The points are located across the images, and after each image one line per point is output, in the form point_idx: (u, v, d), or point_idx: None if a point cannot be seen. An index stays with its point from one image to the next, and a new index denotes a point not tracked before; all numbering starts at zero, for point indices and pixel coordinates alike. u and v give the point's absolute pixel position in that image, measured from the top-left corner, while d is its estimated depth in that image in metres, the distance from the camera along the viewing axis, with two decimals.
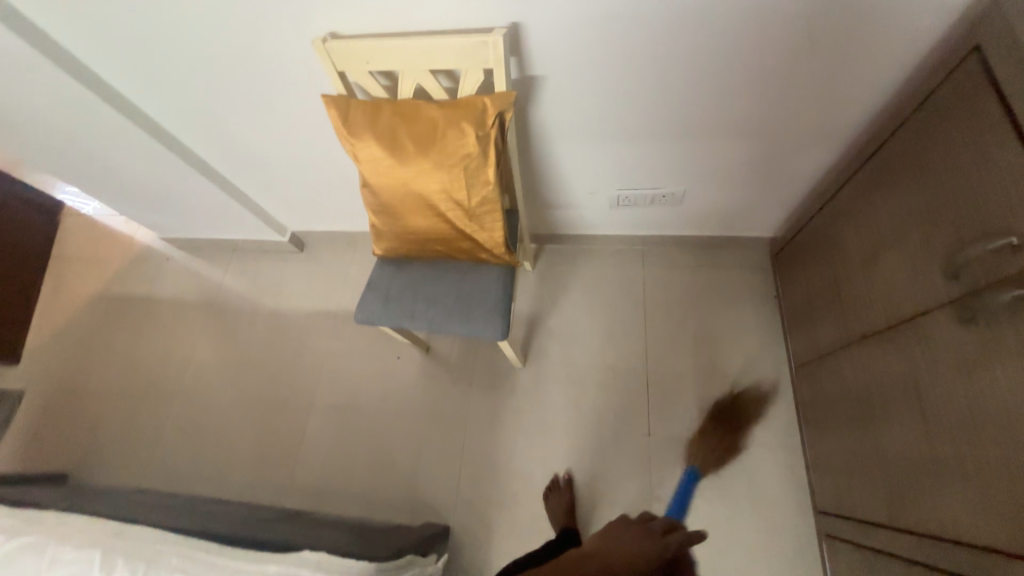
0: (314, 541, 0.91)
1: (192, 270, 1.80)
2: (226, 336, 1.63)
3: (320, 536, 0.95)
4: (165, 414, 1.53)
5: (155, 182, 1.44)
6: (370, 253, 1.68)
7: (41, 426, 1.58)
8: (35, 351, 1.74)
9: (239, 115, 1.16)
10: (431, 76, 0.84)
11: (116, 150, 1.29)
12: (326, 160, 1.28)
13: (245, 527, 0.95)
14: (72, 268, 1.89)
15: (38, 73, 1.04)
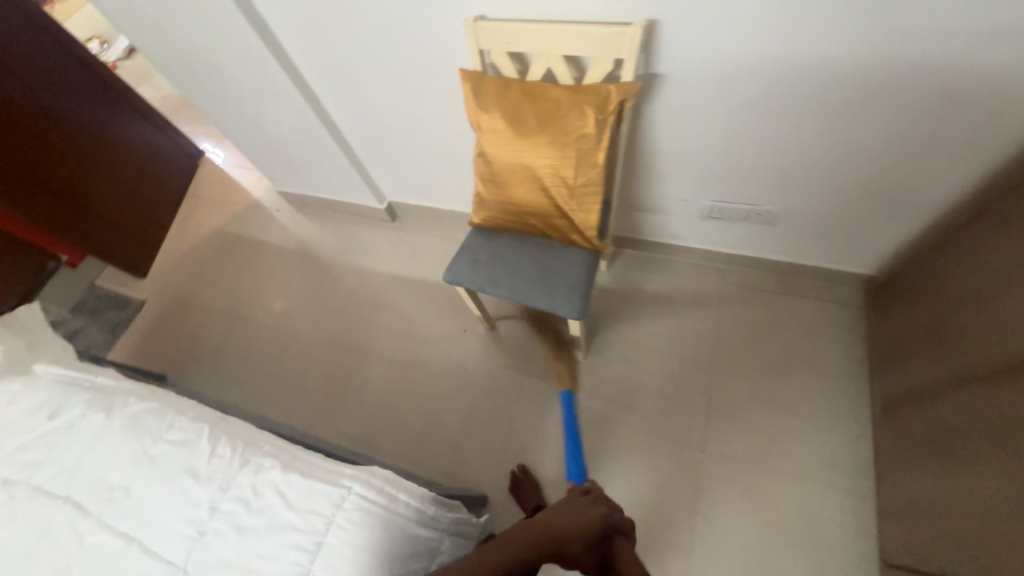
0: None
1: (295, 222, 2.00)
2: (314, 284, 1.80)
3: None
4: (253, 341, 1.71)
5: (287, 136, 1.64)
6: (454, 231, 1.78)
7: (152, 332, 1.81)
8: (159, 269, 2.01)
9: (375, 83, 1.30)
10: (563, 60, 0.92)
11: (266, 102, 1.50)
12: (439, 135, 1.39)
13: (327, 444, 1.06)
14: (200, 205, 2.18)
15: (228, 27, 1.25)
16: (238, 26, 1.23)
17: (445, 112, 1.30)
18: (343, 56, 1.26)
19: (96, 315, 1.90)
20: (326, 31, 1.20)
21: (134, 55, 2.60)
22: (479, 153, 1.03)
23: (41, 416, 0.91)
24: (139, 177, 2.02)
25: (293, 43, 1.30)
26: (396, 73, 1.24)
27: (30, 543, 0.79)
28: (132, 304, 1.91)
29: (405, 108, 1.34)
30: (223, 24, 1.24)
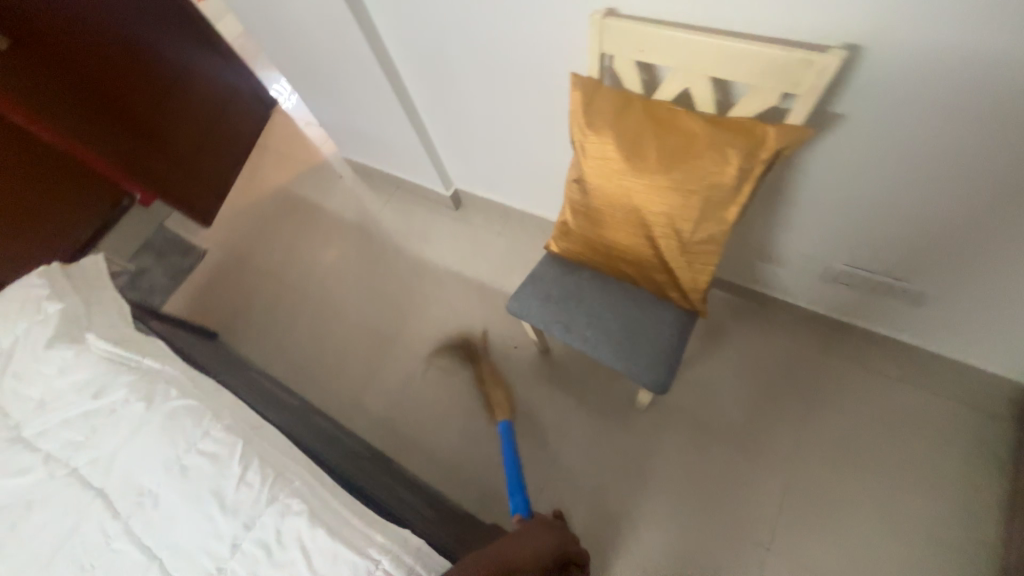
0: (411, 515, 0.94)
1: (357, 193, 1.92)
2: (368, 264, 1.73)
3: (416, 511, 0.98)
4: (301, 313, 1.68)
5: (361, 105, 1.52)
6: (521, 233, 1.63)
7: (209, 285, 1.83)
8: (223, 220, 2.01)
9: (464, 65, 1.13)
10: (710, 82, 0.72)
11: (344, 68, 1.37)
12: (526, 131, 1.22)
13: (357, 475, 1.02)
14: (268, 159, 2.14)
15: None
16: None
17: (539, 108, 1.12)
18: (433, 29, 1.09)
19: (161, 257, 1.93)
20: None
21: None
22: (575, 178, 0.85)
23: (86, 395, 0.89)
24: (213, 123, 1.98)
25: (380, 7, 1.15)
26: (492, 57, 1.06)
27: (60, 534, 0.77)
28: (194, 251, 1.93)
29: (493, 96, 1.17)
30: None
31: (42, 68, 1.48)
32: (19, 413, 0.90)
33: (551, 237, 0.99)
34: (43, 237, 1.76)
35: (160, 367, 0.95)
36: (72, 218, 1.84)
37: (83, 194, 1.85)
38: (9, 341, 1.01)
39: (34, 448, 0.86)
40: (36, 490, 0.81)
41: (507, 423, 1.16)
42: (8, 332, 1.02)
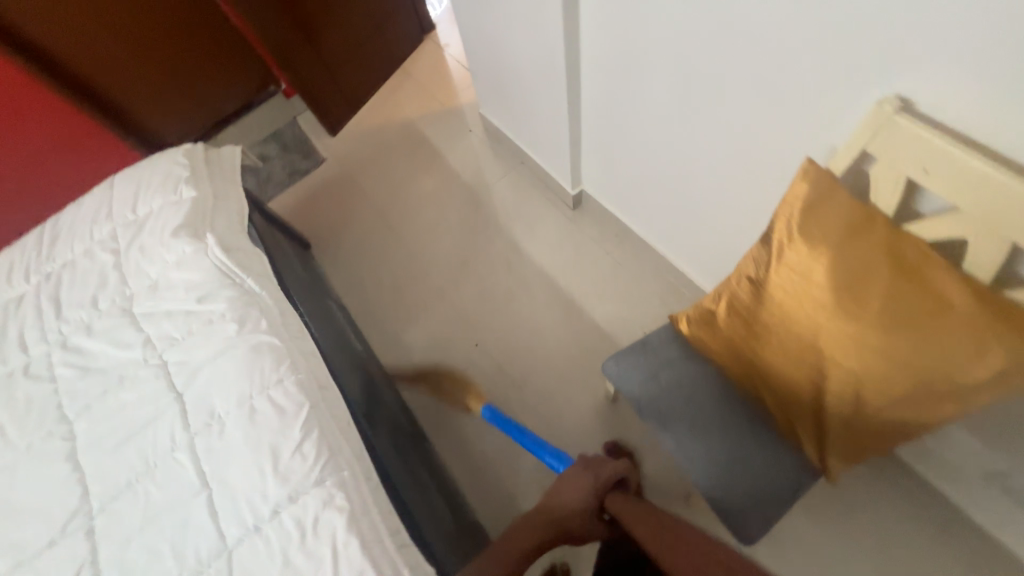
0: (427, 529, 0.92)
1: (480, 153, 1.83)
2: (466, 232, 1.67)
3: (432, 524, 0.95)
4: (390, 257, 1.68)
5: (524, 72, 1.38)
6: (632, 262, 1.49)
7: (318, 194, 1.87)
8: (347, 134, 2.01)
9: (666, 76, 0.96)
10: (1009, 248, 0.54)
11: (525, 30, 1.23)
12: (702, 167, 1.05)
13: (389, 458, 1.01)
14: (407, 86, 2.09)
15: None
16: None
17: (735, 149, 0.94)
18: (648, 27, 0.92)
19: (285, 151, 2.00)
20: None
21: None
22: (751, 275, 0.72)
23: (193, 295, 0.92)
24: (364, 32, 1.95)
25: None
26: (709, 80, 0.88)
27: (137, 421, 0.82)
28: (314, 156, 1.98)
29: (682, 119, 1.00)
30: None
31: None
32: (137, 286, 0.97)
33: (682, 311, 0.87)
34: (195, 93, 1.89)
35: (261, 292, 0.96)
36: (223, 88, 1.95)
37: (239, 66, 1.94)
38: (144, 212, 1.07)
39: (139, 328, 0.91)
40: (131, 368, 0.87)
41: (490, 408, 1.23)
42: (147, 203, 1.08)
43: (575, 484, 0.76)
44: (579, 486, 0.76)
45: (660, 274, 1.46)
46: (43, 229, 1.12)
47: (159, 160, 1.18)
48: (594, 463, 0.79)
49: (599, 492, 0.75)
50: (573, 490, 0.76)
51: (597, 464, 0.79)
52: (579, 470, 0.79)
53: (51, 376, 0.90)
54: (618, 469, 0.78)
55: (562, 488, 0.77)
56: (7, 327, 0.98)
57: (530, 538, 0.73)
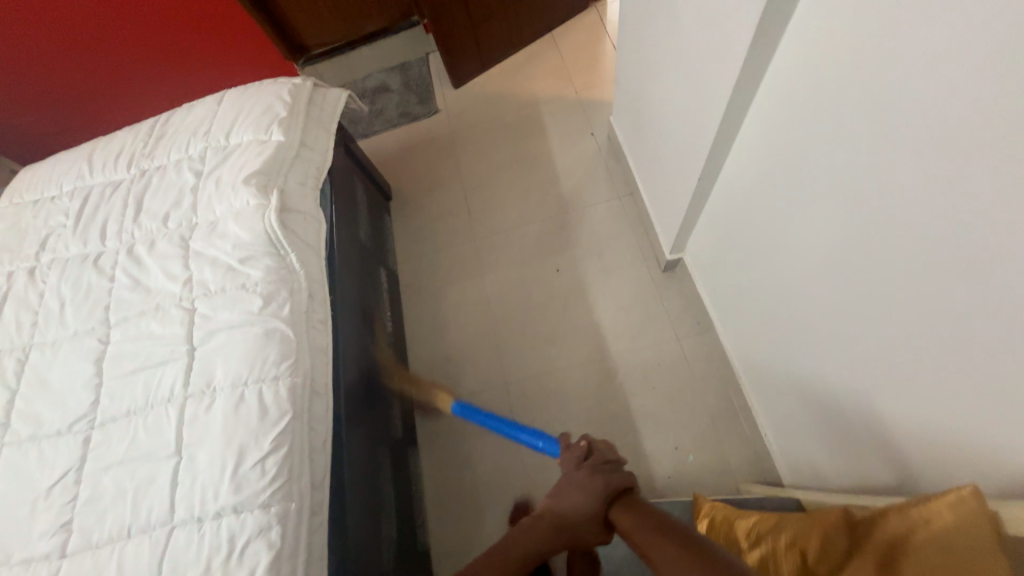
0: (354, 549, 0.93)
1: (591, 166, 1.62)
2: (539, 250, 1.52)
3: (365, 539, 0.97)
4: (456, 243, 1.60)
5: (669, 112, 1.13)
6: (700, 362, 1.28)
7: (417, 147, 1.81)
8: (469, 93, 1.88)
9: (842, 217, 0.71)
10: None
11: (689, 72, 0.98)
12: (833, 333, 0.80)
13: (355, 463, 1.02)
14: (549, 58, 1.88)
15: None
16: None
17: (884, 350, 0.69)
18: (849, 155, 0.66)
19: (406, 89, 1.95)
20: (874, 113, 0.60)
21: None
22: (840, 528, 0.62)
23: (238, 253, 0.92)
24: None
25: (804, 59, 0.70)
26: (896, 261, 0.63)
27: (154, 360, 0.86)
28: (429, 105, 1.89)
29: (835, 273, 0.75)
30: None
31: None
32: (202, 219, 1.00)
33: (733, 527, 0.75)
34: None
35: (298, 271, 0.94)
36: (371, 6, 1.90)
37: None
38: (234, 143, 1.08)
39: (186, 263, 0.94)
40: (166, 302, 0.92)
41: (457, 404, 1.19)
42: (240, 133, 1.08)
43: (579, 489, 0.76)
44: (585, 490, 0.76)
45: (726, 391, 1.24)
46: (157, 123, 1.19)
47: (267, 90, 1.17)
48: (599, 466, 0.79)
49: (603, 497, 0.75)
50: (579, 494, 0.76)
51: (605, 471, 0.78)
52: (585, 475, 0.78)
53: (111, 274, 0.98)
54: (625, 479, 0.76)
55: (568, 493, 0.77)
56: (100, 209, 1.08)
57: (534, 533, 0.75)
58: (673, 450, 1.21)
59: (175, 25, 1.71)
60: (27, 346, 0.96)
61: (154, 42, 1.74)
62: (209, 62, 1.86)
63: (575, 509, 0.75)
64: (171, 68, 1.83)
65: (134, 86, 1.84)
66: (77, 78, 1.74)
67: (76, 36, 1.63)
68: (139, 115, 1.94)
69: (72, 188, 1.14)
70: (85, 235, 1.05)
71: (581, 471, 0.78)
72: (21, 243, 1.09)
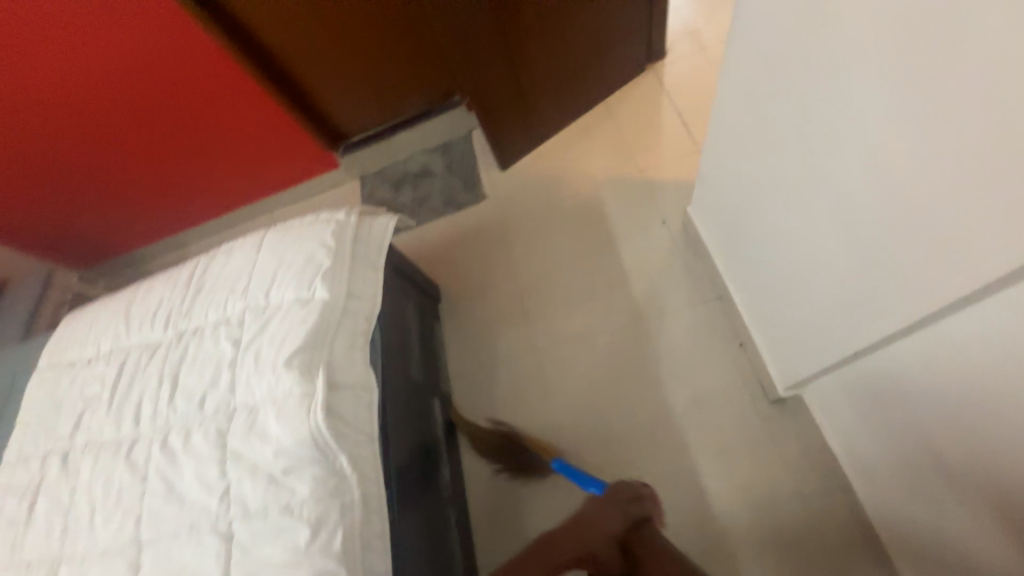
0: None
1: (666, 260, 1.41)
2: (612, 370, 1.31)
3: None
4: (515, 357, 1.42)
5: (779, 242, 0.92)
6: (832, 524, 1.04)
7: (465, 240, 1.67)
8: (517, 175, 1.73)
9: None
10: None
11: (822, 216, 0.76)
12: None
13: None
14: (603, 132, 1.70)
15: None
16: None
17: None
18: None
19: (449, 174, 1.83)
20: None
21: None
22: None
23: (281, 461, 0.78)
24: (577, 58, 1.59)
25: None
26: None
27: None
28: (475, 191, 1.76)
29: None
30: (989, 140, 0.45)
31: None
32: (241, 404, 0.86)
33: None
34: (377, 83, 1.73)
35: (350, 476, 0.79)
36: (407, 92, 1.80)
37: (427, 73, 1.76)
38: (274, 304, 0.95)
39: (223, 469, 0.81)
40: (201, 520, 0.78)
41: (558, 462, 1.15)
42: (281, 291, 0.96)
43: (604, 516, 0.90)
44: (608, 518, 0.90)
45: (874, 568, 0.99)
46: (195, 271, 1.09)
47: (306, 232, 1.05)
48: (622, 499, 0.93)
49: (624, 525, 0.90)
50: (601, 521, 0.90)
51: (628, 503, 0.92)
52: (611, 502, 0.92)
53: (144, 472, 0.86)
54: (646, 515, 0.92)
55: (592, 515, 0.91)
56: (134, 382, 0.98)
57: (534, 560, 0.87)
58: None
59: (209, 113, 1.67)
60: (57, 559, 0.85)
61: (189, 129, 1.69)
62: (243, 146, 1.80)
63: (596, 536, 0.89)
64: (208, 154, 1.79)
65: (175, 172, 1.81)
66: (122, 168, 1.74)
67: (119, 129, 1.62)
68: (182, 200, 1.92)
69: (110, 349, 1.06)
70: (119, 416, 0.94)
71: (608, 501, 0.92)
72: (57, 419, 1.00)
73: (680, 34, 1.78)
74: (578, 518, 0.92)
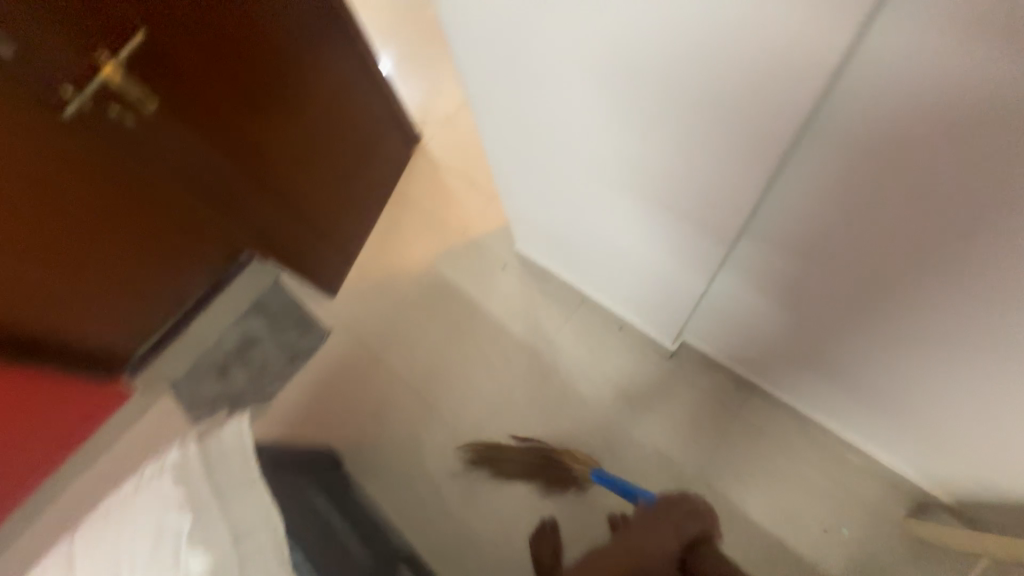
0: None
1: (525, 297, 1.50)
2: (543, 419, 1.35)
3: None
4: (452, 465, 1.35)
5: (598, 241, 1.07)
6: (763, 421, 1.22)
7: (334, 384, 1.51)
8: (350, 294, 1.64)
9: (906, 294, 0.68)
10: None
11: (616, 212, 0.91)
12: (939, 385, 0.78)
13: None
14: (408, 218, 1.75)
15: (705, 127, 0.60)
16: (740, 145, 0.59)
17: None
18: (928, 260, 0.61)
19: (276, 327, 1.62)
20: (981, 227, 0.53)
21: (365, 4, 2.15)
22: None
23: None
24: (348, 162, 1.58)
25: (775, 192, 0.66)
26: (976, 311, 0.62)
27: None
28: (317, 330, 1.60)
29: (916, 331, 0.72)
30: (694, 120, 0.60)
31: (180, 86, 1.06)
32: None
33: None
34: (132, 295, 1.40)
35: None
36: (179, 273, 1.48)
37: (196, 248, 1.47)
38: None
39: None
40: None
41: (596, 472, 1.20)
42: None
43: (661, 528, 0.96)
44: (665, 530, 0.96)
45: (805, 431, 1.19)
46: None
47: (137, 507, 0.79)
48: (673, 514, 0.98)
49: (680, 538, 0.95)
50: (658, 532, 0.96)
51: (681, 519, 0.98)
52: (663, 514, 0.99)
53: None
54: (699, 528, 0.97)
55: (651, 528, 0.96)
56: None
57: (600, 562, 0.94)
58: (824, 531, 1.12)
59: None
60: None
61: None
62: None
63: (656, 549, 0.93)
64: None
65: None
66: None
67: None
68: None
69: None
70: None
71: (662, 515, 0.98)
72: None
73: (423, 110, 1.93)
74: (639, 530, 0.97)
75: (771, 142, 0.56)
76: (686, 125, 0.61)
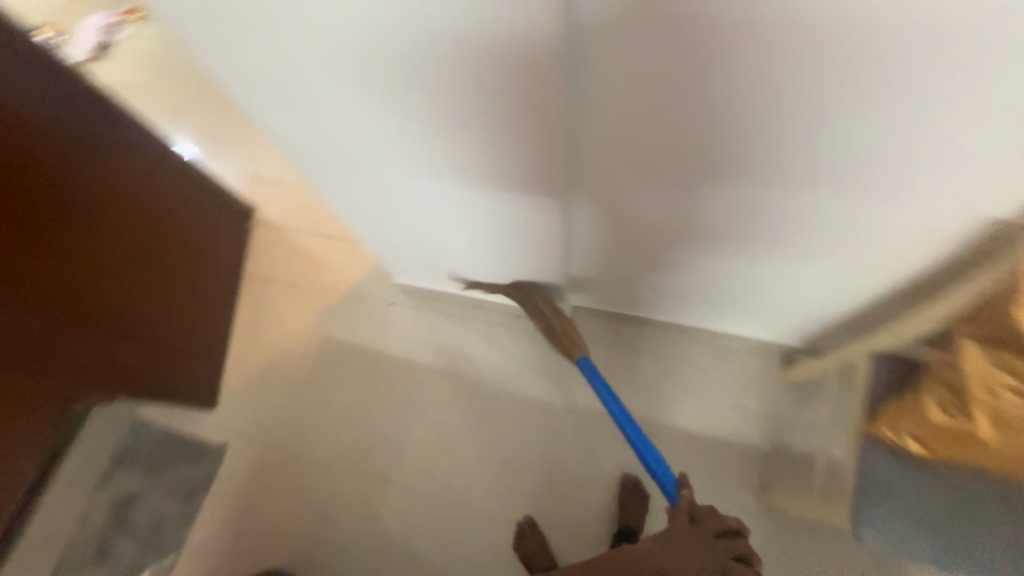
0: None
1: (422, 325, 1.50)
2: (478, 427, 1.36)
3: None
4: (409, 513, 1.31)
5: (461, 246, 1.13)
6: (659, 344, 1.37)
7: (255, 496, 1.38)
8: (236, 396, 1.49)
9: (695, 197, 0.83)
10: None
11: (463, 215, 0.98)
12: (751, 260, 0.98)
13: None
14: (272, 294, 1.62)
15: (485, 116, 0.67)
16: (512, 122, 0.67)
17: (810, 231, 0.85)
18: (691, 166, 0.76)
19: (155, 469, 1.40)
20: (700, 125, 0.67)
21: (139, 92, 1.93)
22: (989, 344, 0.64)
23: None
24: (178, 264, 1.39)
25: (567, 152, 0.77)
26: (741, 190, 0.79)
27: None
28: (210, 451, 1.44)
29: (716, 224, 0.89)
30: (474, 115, 0.67)
31: None
32: None
33: (882, 415, 0.78)
34: None
35: None
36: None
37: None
38: None
39: None
40: None
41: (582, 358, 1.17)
42: None
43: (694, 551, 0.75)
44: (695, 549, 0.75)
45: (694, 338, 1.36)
46: None
47: None
48: (704, 528, 0.78)
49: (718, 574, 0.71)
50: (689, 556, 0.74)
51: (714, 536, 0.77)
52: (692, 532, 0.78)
53: None
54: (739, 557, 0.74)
55: (678, 550, 0.75)
56: None
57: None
58: (735, 412, 1.29)
59: None
60: None
61: None
62: None
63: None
64: None
65: None
66: None
67: None
68: None
69: None
70: None
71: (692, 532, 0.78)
72: None
73: (250, 180, 1.79)
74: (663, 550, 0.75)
75: (537, 114, 0.65)
76: (472, 124, 0.69)
